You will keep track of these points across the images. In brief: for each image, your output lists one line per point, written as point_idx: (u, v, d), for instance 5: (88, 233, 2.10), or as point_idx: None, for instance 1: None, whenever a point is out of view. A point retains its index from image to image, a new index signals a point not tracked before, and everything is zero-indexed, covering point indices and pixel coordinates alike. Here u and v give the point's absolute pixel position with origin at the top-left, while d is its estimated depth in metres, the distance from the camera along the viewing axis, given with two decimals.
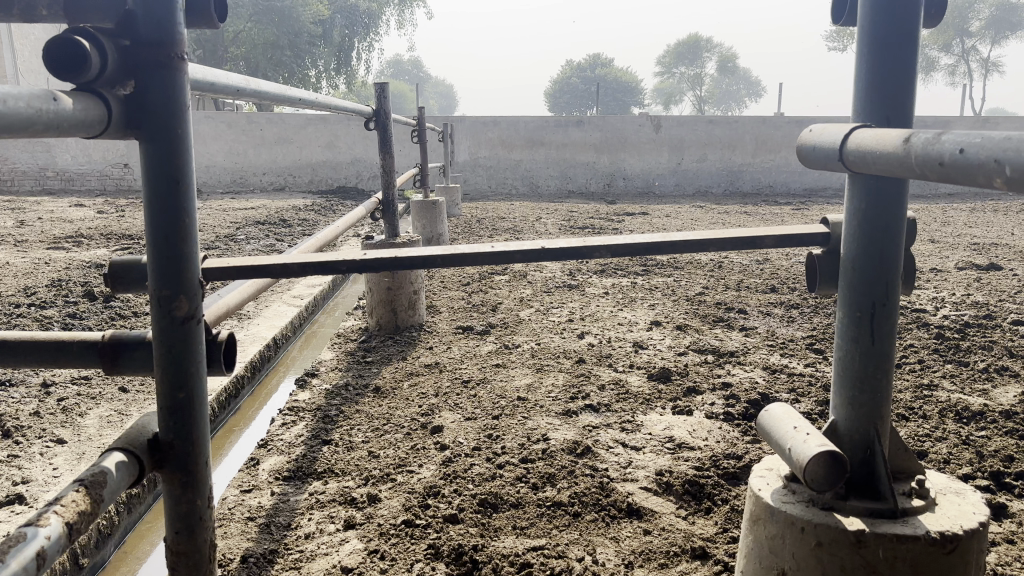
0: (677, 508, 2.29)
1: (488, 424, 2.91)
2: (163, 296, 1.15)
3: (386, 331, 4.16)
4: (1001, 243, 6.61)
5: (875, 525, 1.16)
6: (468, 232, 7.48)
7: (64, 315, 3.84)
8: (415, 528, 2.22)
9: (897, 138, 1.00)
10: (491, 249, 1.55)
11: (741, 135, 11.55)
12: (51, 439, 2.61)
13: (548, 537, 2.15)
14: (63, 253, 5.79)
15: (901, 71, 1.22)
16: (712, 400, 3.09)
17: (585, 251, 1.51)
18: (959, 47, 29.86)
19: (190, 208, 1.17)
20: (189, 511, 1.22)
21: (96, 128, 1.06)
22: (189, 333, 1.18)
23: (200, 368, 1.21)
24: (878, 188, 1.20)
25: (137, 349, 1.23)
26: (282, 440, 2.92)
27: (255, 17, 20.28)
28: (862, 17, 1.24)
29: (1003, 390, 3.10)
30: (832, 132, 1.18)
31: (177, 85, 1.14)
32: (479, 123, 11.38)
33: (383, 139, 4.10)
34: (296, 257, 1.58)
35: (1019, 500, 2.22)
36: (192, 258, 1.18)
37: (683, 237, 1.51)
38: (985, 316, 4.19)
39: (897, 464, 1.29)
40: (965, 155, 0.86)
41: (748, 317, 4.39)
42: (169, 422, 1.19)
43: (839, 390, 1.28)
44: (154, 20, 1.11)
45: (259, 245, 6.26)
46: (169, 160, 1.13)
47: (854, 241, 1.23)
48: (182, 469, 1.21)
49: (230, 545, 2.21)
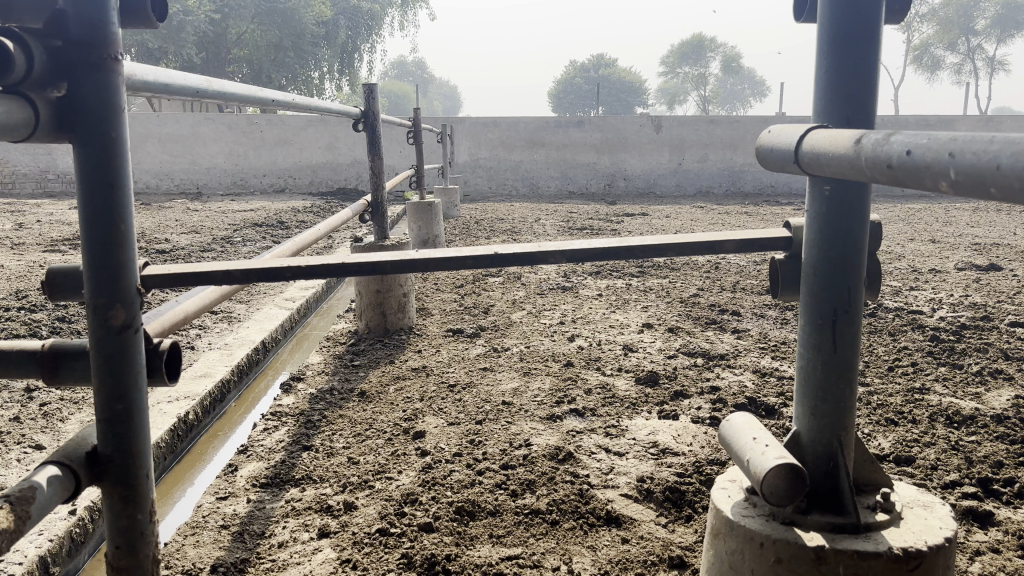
0: (657, 516, 2.25)
1: (470, 429, 2.88)
2: (98, 305, 1.12)
3: (374, 334, 4.13)
4: (1002, 243, 6.55)
5: (836, 541, 1.11)
6: (466, 233, 7.44)
7: (52, 319, 3.81)
8: (389, 537, 2.18)
9: (850, 139, 0.96)
10: (446, 254, 1.51)
11: (742, 135, 11.46)
12: (31, 446, 2.57)
13: (525, 546, 2.11)
14: (58, 256, 5.76)
15: (860, 69, 1.19)
16: (699, 404, 3.05)
17: (542, 256, 1.47)
18: (965, 46, 29.76)
19: (127, 212, 1.13)
20: (129, 526, 1.18)
21: (23, 131, 1.03)
22: (127, 343, 1.14)
23: (140, 379, 1.17)
24: (836, 187, 1.16)
25: (77, 359, 1.20)
26: (263, 445, 2.88)
27: (257, 18, 20.28)
28: (821, 13, 1.20)
29: (997, 394, 3.05)
30: (789, 133, 1.14)
31: (112, 87, 1.10)
32: (480, 124, 11.34)
33: (371, 141, 4.05)
34: (244, 263, 1.54)
35: (1007, 508, 2.17)
36: (129, 265, 1.14)
37: (643, 241, 1.46)
38: (982, 318, 4.13)
39: (861, 475, 1.24)
40: (912, 158, 0.81)
41: (742, 319, 4.34)
42: (108, 435, 1.15)
43: (801, 399, 1.23)
44: (85, 20, 1.07)
45: (255, 248, 6.24)
46: (103, 163, 1.10)
47: (815, 246, 1.19)
48: (121, 483, 1.17)
49: (201, 554, 2.17)
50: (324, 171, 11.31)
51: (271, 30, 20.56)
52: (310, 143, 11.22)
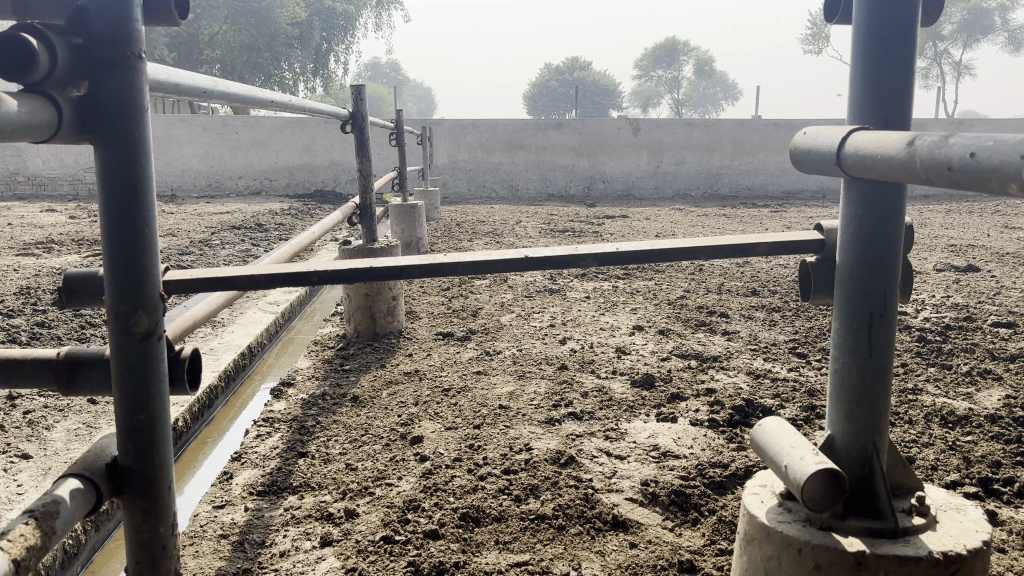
0: (663, 519, 2.24)
1: (468, 433, 2.85)
2: (121, 312, 1.08)
3: (364, 338, 4.07)
4: (978, 244, 6.65)
5: (876, 546, 1.11)
6: (448, 235, 7.40)
7: (32, 324, 3.71)
8: (394, 544, 2.14)
9: (900, 142, 0.97)
10: (472, 257, 1.48)
11: (718, 137, 11.54)
12: (17, 455, 2.49)
13: (532, 552, 2.08)
14: (33, 260, 5.62)
15: (899, 70, 1.20)
16: (697, 407, 3.04)
17: (570, 259, 1.47)
18: (931, 50, 30.19)
19: (151, 216, 1.09)
20: (150, 540, 1.14)
21: (47, 131, 0.99)
22: (149, 351, 1.11)
23: (162, 389, 1.13)
24: (873, 192, 1.17)
25: (95, 367, 1.16)
26: (257, 453, 2.83)
27: (229, 18, 19.97)
28: (857, 15, 1.22)
29: (987, 394, 3.08)
30: (828, 135, 1.16)
31: (134, 85, 1.06)
32: (458, 126, 11.30)
33: (359, 140, 3.98)
34: (263, 268, 1.50)
35: (1008, 507, 2.18)
36: (152, 270, 1.11)
37: (673, 245, 1.46)
38: (966, 318, 4.18)
39: (895, 479, 1.24)
40: (977, 159, 0.84)
41: (730, 320, 4.36)
42: (129, 446, 1.12)
43: (835, 402, 1.24)
44: (108, 16, 1.04)
45: (234, 250, 6.14)
46: (127, 167, 1.06)
47: (851, 248, 1.20)
48: (143, 495, 1.13)
49: (201, 564, 2.12)
50: (301, 173, 11.19)
51: (245, 31, 20.22)
52: (286, 144, 11.10)
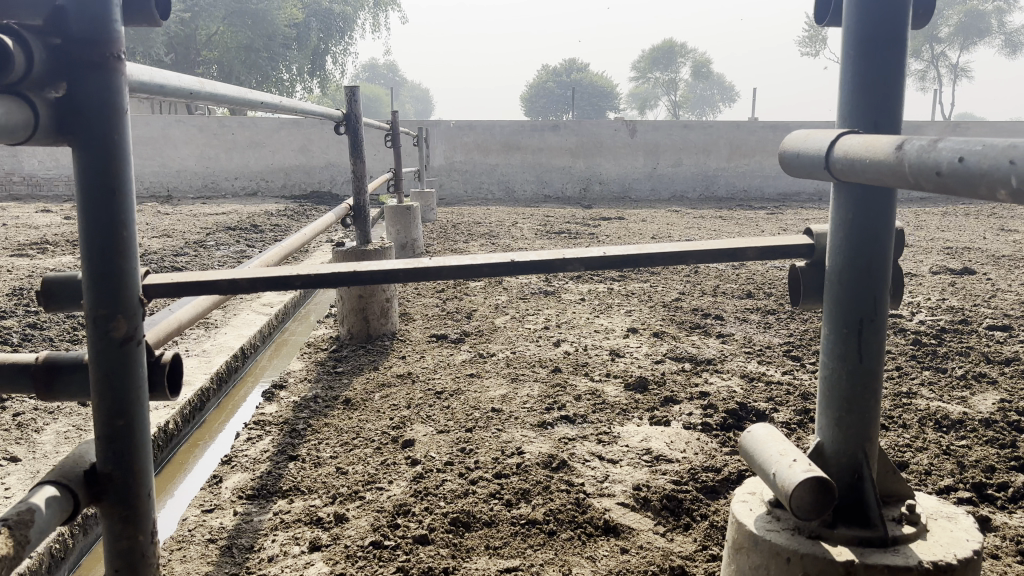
0: (655, 525, 2.22)
1: (460, 437, 2.83)
2: (99, 316, 1.07)
3: (357, 340, 4.05)
4: (974, 246, 6.63)
5: (865, 556, 1.10)
6: (443, 237, 7.38)
7: (24, 326, 3.69)
8: (383, 550, 2.12)
9: (889, 145, 0.96)
10: (458, 262, 1.46)
11: (714, 139, 11.54)
12: (4, 458, 2.47)
13: (522, 557, 2.06)
14: (28, 261, 5.59)
15: (891, 70, 1.19)
16: (690, 410, 3.03)
17: (557, 263, 1.45)
18: (928, 54, 30.20)
19: (130, 219, 1.08)
20: (128, 549, 1.12)
21: (22, 133, 0.97)
22: (128, 355, 1.09)
23: (142, 394, 1.12)
24: (865, 196, 1.16)
25: (74, 372, 1.14)
26: (247, 456, 2.81)
27: (227, 19, 19.95)
28: (847, 16, 1.21)
29: (982, 398, 3.06)
30: (816, 138, 1.15)
31: (114, 87, 1.05)
32: (455, 127, 11.29)
33: (354, 142, 3.96)
34: (247, 272, 1.48)
35: (1002, 513, 2.16)
36: (131, 274, 1.09)
37: (662, 249, 1.44)
38: (960, 321, 4.17)
39: (886, 487, 1.23)
40: (965, 164, 0.82)
41: (725, 323, 4.35)
42: (107, 451, 1.10)
43: (825, 410, 1.23)
44: (87, 17, 1.02)
45: (229, 251, 6.12)
46: (106, 167, 1.04)
47: (840, 253, 1.19)
48: (122, 502, 1.11)
49: (189, 568, 2.11)
50: (296, 174, 11.16)
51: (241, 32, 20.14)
52: (282, 144, 11.09)
